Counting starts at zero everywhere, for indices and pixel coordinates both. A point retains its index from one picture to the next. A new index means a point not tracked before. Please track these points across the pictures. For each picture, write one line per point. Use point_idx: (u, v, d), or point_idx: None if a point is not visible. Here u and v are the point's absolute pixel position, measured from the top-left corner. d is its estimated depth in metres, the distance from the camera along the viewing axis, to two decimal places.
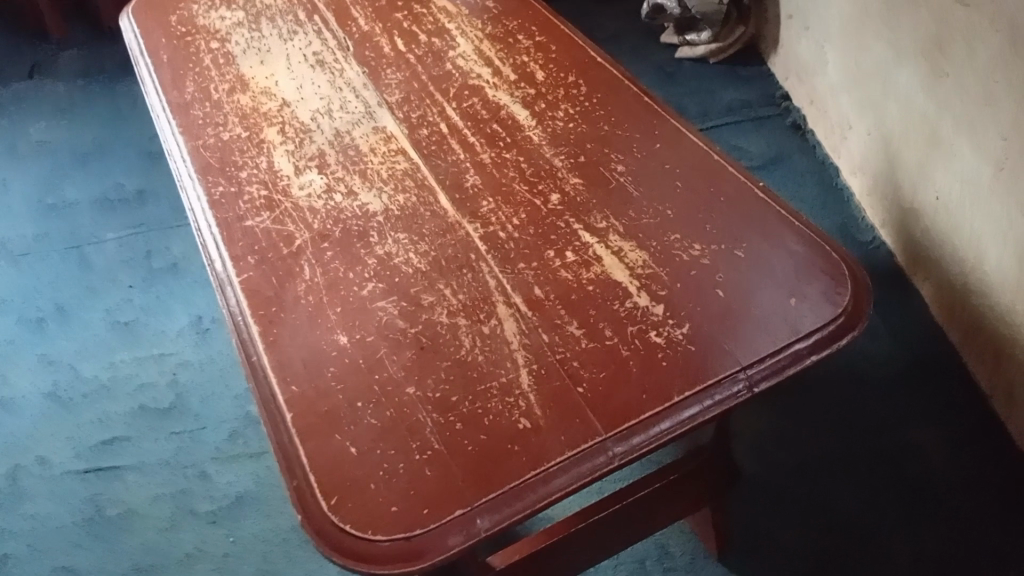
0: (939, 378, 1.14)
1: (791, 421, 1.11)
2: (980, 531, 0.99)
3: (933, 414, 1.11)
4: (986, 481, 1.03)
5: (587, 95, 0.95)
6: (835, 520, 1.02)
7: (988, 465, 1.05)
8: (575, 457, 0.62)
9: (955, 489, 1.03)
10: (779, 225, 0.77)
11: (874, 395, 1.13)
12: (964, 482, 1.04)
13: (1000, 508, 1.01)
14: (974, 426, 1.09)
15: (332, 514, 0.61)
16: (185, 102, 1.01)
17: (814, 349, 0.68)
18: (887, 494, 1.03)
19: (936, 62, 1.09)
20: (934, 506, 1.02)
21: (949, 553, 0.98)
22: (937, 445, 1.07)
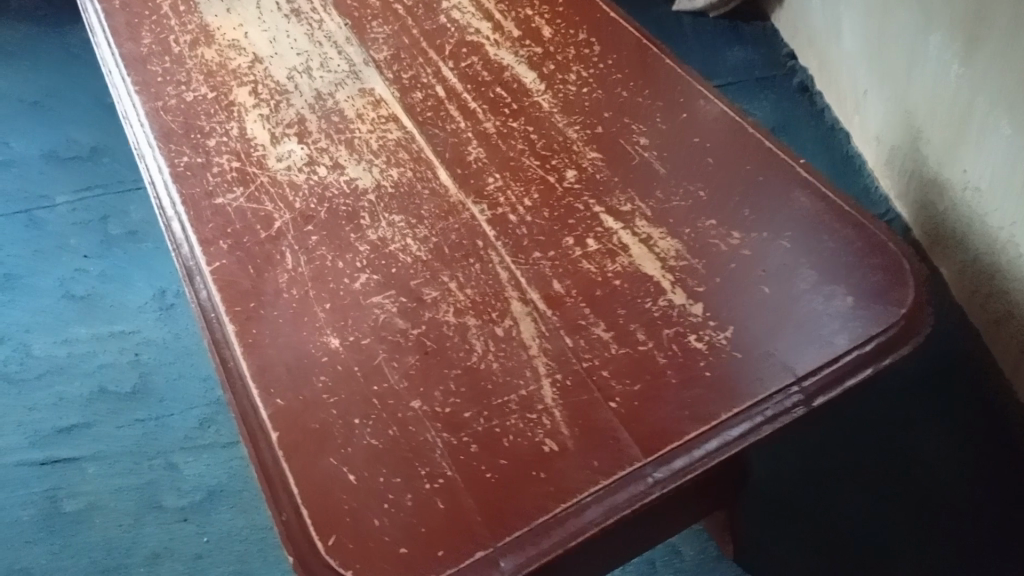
0: (949, 379, 1.06)
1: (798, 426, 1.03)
2: (999, 537, 0.92)
3: (943, 413, 1.03)
4: (1003, 483, 0.96)
5: (601, 56, 0.85)
6: (847, 529, 0.94)
7: (1005, 465, 0.98)
8: (610, 486, 0.54)
9: (971, 493, 0.96)
10: (826, 211, 0.68)
11: (884, 391, 1.05)
12: (980, 484, 0.97)
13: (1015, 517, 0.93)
14: (987, 423, 1.02)
15: (329, 557, 0.52)
16: (141, 55, 0.88)
17: (876, 356, 0.59)
18: (899, 501, 0.96)
19: (973, 32, 1.01)
20: (949, 512, 0.95)
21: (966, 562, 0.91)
22: (951, 446, 1.00)
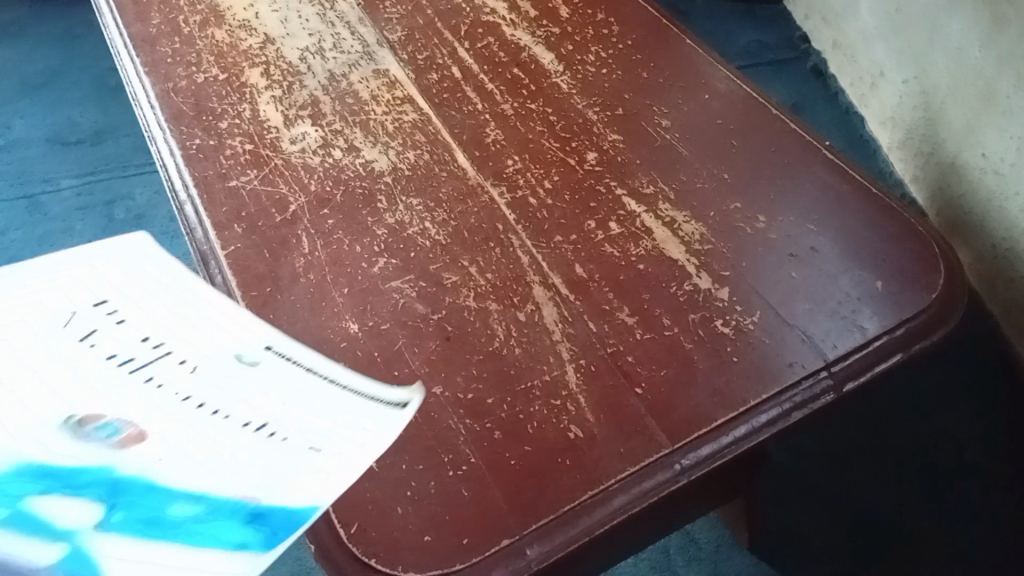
0: (969, 354, 1.04)
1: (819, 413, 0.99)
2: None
3: (968, 397, 1.00)
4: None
5: (621, 36, 0.83)
6: (864, 517, 0.91)
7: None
8: (637, 474, 0.53)
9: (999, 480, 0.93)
10: (854, 195, 0.67)
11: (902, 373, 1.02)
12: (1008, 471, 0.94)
13: None
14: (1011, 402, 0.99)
15: (351, 545, 0.50)
16: (150, 35, 0.87)
17: (908, 341, 0.58)
18: (918, 489, 0.93)
19: (997, 11, 0.99)
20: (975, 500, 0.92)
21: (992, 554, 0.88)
22: (978, 431, 0.97)
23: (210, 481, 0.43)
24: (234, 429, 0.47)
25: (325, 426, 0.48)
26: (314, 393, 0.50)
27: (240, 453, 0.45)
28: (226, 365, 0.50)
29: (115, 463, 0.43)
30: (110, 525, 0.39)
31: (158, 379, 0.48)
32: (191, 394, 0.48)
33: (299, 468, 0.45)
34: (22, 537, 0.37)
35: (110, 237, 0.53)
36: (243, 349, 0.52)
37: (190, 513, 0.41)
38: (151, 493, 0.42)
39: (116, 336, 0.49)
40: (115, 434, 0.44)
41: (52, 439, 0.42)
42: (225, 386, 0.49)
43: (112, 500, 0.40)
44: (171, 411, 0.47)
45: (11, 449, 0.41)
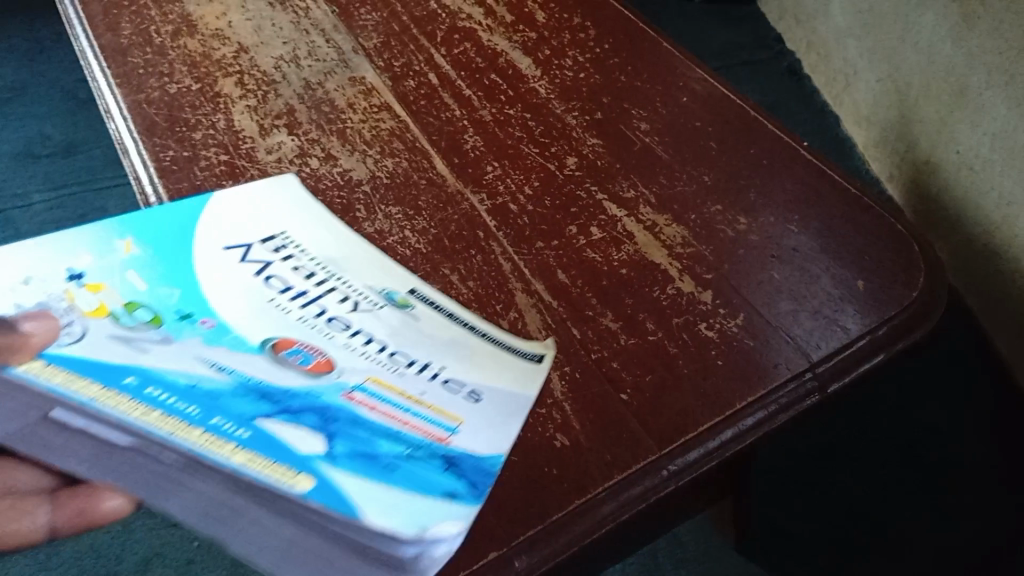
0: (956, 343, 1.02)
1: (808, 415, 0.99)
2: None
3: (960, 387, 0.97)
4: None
5: (597, 40, 0.83)
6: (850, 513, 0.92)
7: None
8: (625, 481, 0.52)
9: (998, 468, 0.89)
10: (833, 196, 0.68)
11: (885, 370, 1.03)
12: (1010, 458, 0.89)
13: None
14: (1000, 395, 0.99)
15: None
16: (121, 46, 0.85)
17: (890, 340, 0.58)
18: (909, 484, 0.91)
19: (967, 9, 1.00)
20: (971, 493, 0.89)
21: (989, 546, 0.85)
22: (970, 420, 0.94)
23: (395, 415, 0.53)
24: (397, 367, 0.56)
25: (472, 369, 0.57)
26: (457, 335, 0.59)
27: (407, 385, 0.55)
28: (380, 310, 0.60)
29: (318, 391, 0.53)
30: (335, 451, 0.49)
31: (334, 320, 0.59)
32: (360, 331, 0.58)
33: (459, 409, 0.54)
34: (271, 458, 0.48)
35: (262, 179, 0.70)
36: (396, 294, 0.61)
37: (391, 448, 0.50)
38: (355, 422, 0.51)
39: (293, 280, 0.61)
40: (309, 363, 0.55)
41: (262, 367, 0.54)
42: (385, 326, 0.59)
43: (330, 428, 0.50)
44: (344, 346, 0.57)
45: (239, 369, 0.53)
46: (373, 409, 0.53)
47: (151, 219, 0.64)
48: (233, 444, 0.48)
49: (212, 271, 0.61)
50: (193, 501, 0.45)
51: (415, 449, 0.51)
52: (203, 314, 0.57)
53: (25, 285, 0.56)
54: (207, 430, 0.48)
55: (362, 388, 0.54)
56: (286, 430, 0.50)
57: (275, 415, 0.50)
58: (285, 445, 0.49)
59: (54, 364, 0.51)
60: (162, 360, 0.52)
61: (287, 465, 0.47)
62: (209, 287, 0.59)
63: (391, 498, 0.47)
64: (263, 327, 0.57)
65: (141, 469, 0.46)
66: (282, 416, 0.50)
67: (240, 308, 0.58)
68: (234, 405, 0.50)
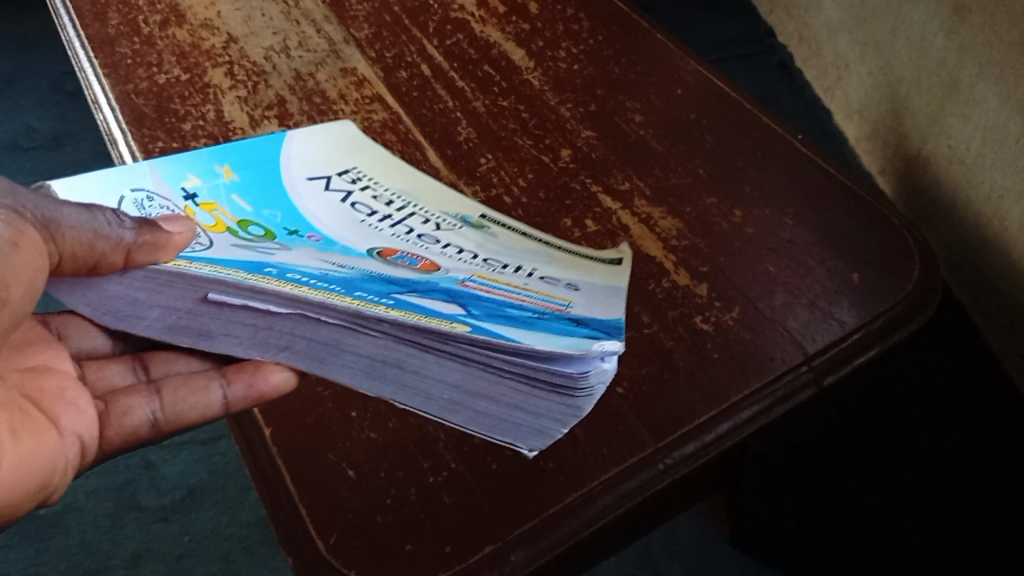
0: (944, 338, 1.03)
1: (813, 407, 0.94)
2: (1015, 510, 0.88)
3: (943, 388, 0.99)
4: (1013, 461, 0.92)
5: (591, 31, 0.83)
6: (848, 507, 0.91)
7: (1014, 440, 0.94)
8: (621, 474, 0.52)
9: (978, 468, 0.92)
10: (827, 190, 0.67)
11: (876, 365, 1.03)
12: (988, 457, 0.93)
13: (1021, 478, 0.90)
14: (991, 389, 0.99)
15: (331, 557, 0.49)
16: (109, 36, 0.84)
17: (885, 332, 0.58)
18: (898, 480, 0.92)
19: (959, 2, 1.00)
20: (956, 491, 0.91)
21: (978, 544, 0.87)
22: None
23: (516, 296, 0.51)
24: (497, 267, 0.56)
25: (567, 272, 0.57)
26: (542, 249, 0.60)
27: (517, 279, 0.54)
28: (461, 228, 0.61)
29: (432, 281, 0.52)
30: (474, 312, 0.47)
31: (425, 235, 0.59)
32: (451, 245, 0.58)
33: (572, 297, 0.53)
34: (422, 313, 0.45)
35: (315, 125, 0.69)
36: (470, 218, 0.63)
37: (522, 312, 0.49)
38: (479, 299, 0.50)
39: (375, 206, 0.61)
40: (418, 264, 0.54)
41: (377, 266, 0.52)
42: (471, 239, 0.60)
43: (462, 301, 0.49)
44: (445, 255, 0.56)
45: (357, 266, 0.52)
46: (492, 292, 0.51)
47: (238, 152, 0.61)
48: (384, 305, 0.45)
49: (300, 196, 0.60)
50: (357, 360, 0.45)
51: (545, 314, 0.49)
52: (307, 231, 0.56)
53: (149, 203, 0.54)
54: (355, 297, 0.45)
55: (474, 280, 0.53)
56: (422, 301, 0.48)
57: (406, 292, 0.48)
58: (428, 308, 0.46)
59: (194, 261, 0.47)
60: (286, 258, 0.50)
61: (439, 317, 0.45)
62: (309, 207, 0.59)
63: (545, 337, 0.45)
64: (367, 239, 0.56)
65: (301, 337, 0.45)
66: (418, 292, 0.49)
67: (340, 227, 0.57)
68: (365, 285, 0.48)
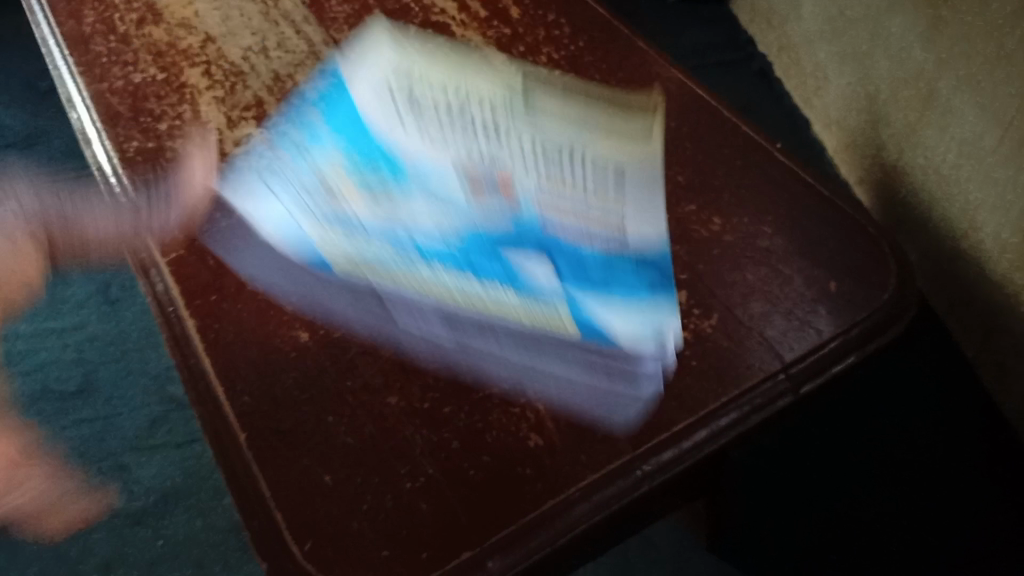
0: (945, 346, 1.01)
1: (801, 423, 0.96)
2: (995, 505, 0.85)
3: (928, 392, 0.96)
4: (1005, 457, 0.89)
5: (572, 37, 0.83)
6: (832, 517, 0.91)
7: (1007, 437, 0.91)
8: (599, 481, 0.52)
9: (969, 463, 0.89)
10: (807, 197, 0.68)
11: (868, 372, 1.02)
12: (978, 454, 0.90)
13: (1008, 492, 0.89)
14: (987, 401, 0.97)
15: (305, 564, 0.49)
16: (84, 34, 0.83)
17: (860, 343, 0.58)
18: (882, 487, 0.90)
19: (938, 14, 1.00)
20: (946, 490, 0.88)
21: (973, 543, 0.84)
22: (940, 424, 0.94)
23: (583, 230, 0.63)
24: (572, 181, 0.66)
25: (616, 157, 0.69)
26: (593, 124, 0.71)
27: (584, 198, 0.65)
28: (535, 126, 0.71)
29: (527, 242, 0.63)
30: (561, 272, 0.61)
31: (503, 145, 0.69)
32: (527, 155, 0.68)
33: (624, 206, 0.65)
34: (513, 311, 0.59)
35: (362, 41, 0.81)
36: (533, 108, 0.72)
37: (595, 265, 0.61)
38: (569, 255, 0.62)
39: (442, 109, 0.73)
40: (512, 222, 0.65)
41: (444, 204, 0.66)
42: (530, 126, 0.71)
43: (557, 272, 0.61)
44: (525, 172, 0.67)
45: (428, 215, 0.65)
46: (568, 234, 0.63)
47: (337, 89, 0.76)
48: (489, 301, 0.59)
49: (382, 122, 0.72)
50: (427, 314, 0.59)
51: (611, 267, 0.61)
52: (379, 164, 0.69)
53: None
54: (460, 286, 0.60)
55: (558, 227, 0.64)
56: (502, 259, 0.62)
57: (478, 258, 0.62)
58: (517, 288, 0.60)
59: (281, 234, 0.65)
60: (368, 220, 0.65)
61: (530, 309, 0.59)
62: (404, 138, 0.71)
63: (622, 322, 0.58)
64: (453, 183, 0.67)
65: (378, 318, 0.59)
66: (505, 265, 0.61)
67: (429, 164, 0.69)
68: (455, 249, 0.63)
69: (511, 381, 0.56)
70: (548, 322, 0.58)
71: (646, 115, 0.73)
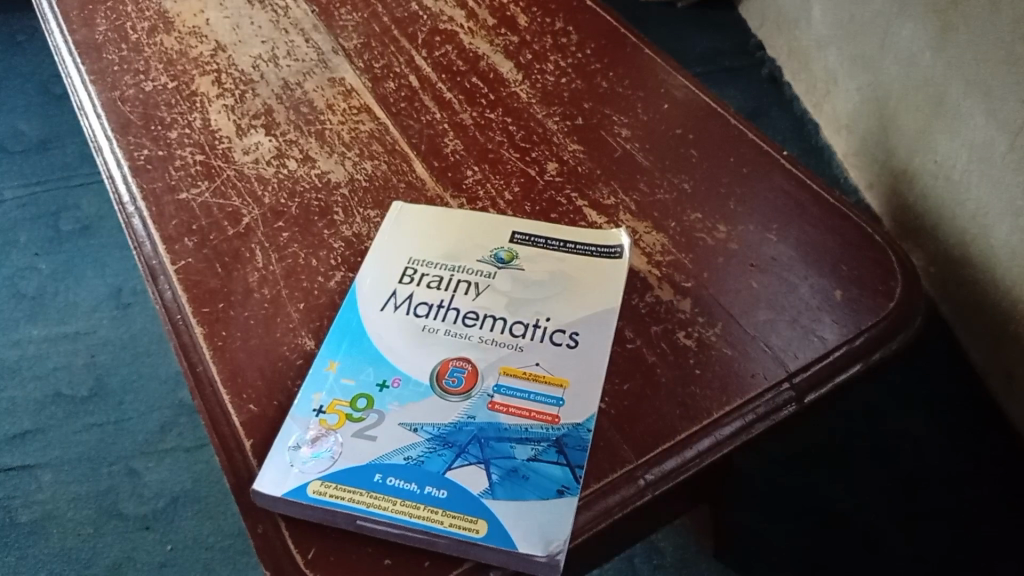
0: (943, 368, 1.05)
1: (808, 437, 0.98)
2: None
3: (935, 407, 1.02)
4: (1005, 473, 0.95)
5: (579, 44, 0.83)
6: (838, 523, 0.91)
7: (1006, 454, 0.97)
8: (603, 489, 0.52)
9: (973, 480, 0.95)
10: (812, 205, 0.68)
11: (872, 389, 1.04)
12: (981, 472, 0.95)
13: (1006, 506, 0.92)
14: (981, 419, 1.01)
15: (308, 571, 0.48)
16: (96, 43, 0.84)
17: (866, 352, 0.58)
18: (888, 495, 0.93)
19: (947, 19, 1.00)
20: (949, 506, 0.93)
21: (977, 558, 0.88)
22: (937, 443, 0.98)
23: (528, 409, 0.54)
24: (516, 334, 0.58)
25: (573, 309, 0.60)
26: (556, 261, 0.63)
27: (528, 357, 0.57)
28: (494, 273, 0.62)
29: (467, 411, 0.54)
30: (488, 425, 0.53)
31: (459, 283, 0.62)
32: (477, 312, 0.60)
33: (567, 370, 0.56)
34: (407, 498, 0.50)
35: None
36: (502, 251, 0.64)
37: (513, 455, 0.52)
38: (502, 433, 0.53)
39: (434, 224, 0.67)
40: (460, 381, 0.56)
41: (391, 334, 0.59)
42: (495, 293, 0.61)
43: (484, 453, 0.52)
44: (472, 340, 0.58)
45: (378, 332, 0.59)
46: (510, 410, 0.54)
47: None
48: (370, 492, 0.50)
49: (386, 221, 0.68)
50: (328, 454, 0.52)
51: (540, 445, 0.52)
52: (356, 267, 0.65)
53: None
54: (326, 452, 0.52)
55: (499, 387, 0.55)
56: (426, 407, 0.54)
57: (397, 403, 0.55)
58: (431, 486, 0.50)
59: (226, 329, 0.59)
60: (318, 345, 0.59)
61: (428, 505, 0.49)
62: (364, 271, 0.63)
63: (527, 514, 0.49)
64: (405, 325, 0.59)
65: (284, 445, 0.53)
66: (431, 457, 0.52)
67: (378, 291, 0.62)
68: (384, 399, 0.55)
69: (397, 531, 0.49)
70: (450, 518, 0.49)
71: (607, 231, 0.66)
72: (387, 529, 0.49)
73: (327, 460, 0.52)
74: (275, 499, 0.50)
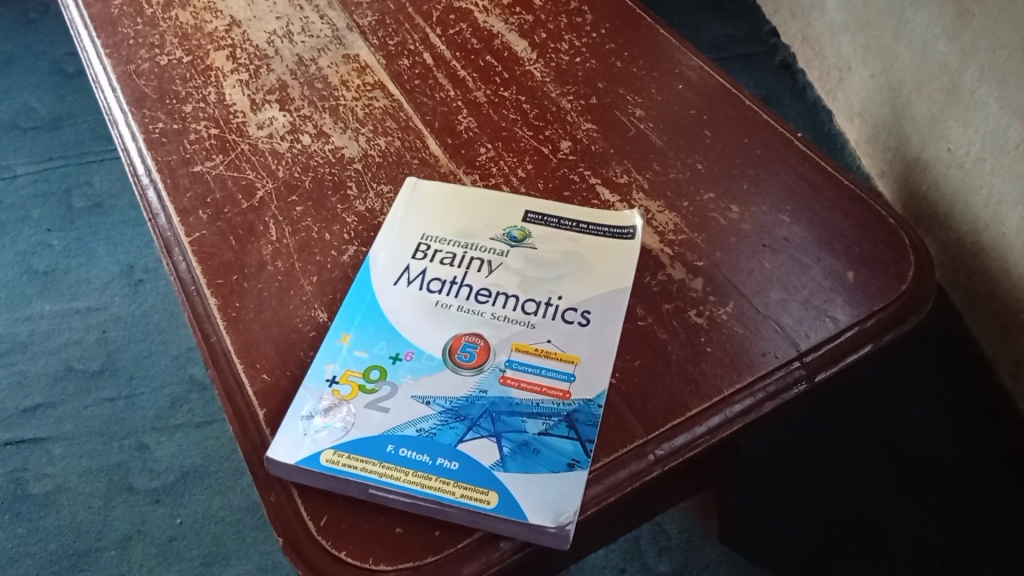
0: (953, 357, 1.06)
1: (817, 424, 1.00)
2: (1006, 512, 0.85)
3: (954, 402, 1.02)
4: (1010, 473, 0.96)
5: (594, 25, 0.83)
6: (845, 514, 0.93)
7: (1013, 451, 0.98)
8: (612, 464, 0.52)
9: (974, 473, 0.96)
10: (826, 188, 0.67)
11: (882, 372, 1.05)
12: (985, 464, 0.97)
13: (1007, 497, 0.94)
14: (983, 410, 1.01)
15: (321, 539, 0.49)
16: (112, 16, 0.85)
17: (878, 333, 0.58)
18: (898, 488, 0.95)
19: (962, 7, 1.00)
20: (955, 493, 0.95)
21: (981, 549, 0.90)
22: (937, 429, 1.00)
23: (539, 384, 0.54)
24: (528, 312, 0.59)
25: (585, 287, 0.60)
26: (568, 240, 0.63)
27: (540, 334, 0.57)
28: (507, 252, 0.63)
29: (479, 386, 0.54)
30: (497, 401, 0.54)
31: (472, 260, 0.62)
32: (490, 289, 0.60)
33: (579, 347, 0.57)
34: (417, 472, 0.50)
35: None
36: (515, 230, 0.64)
37: (523, 430, 0.52)
38: (513, 407, 0.53)
39: (445, 197, 0.67)
40: (473, 356, 0.56)
41: (403, 310, 0.59)
42: (507, 272, 0.61)
43: (496, 427, 0.52)
44: (485, 316, 0.59)
45: (392, 306, 0.59)
46: (521, 385, 0.54)
47: None
48: (381, 463, 0.50)
49: (402, 196, 0.67)
50: (337, 427, 0.52)
51: (551, 420, 0.53)
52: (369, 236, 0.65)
53: None
54: (336, 425, 0.52)
55: (511, 363, 0.56)
56: (438, 381, 0.55)
57: (407, 378, 0.55)
58: (443, 458, 0.51)
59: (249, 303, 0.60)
60: (331, 315, 0.60)
61: (439, 476, 0.50)
62: (378, 246, 0.64)
63: (538, 486, 0.49)
64: (418, 300, 0.59)
65: (292, 416, 0.53)
66: (443, 430, 0.52)
67: (392, 265, 0.62)
68: (397, 371, 0.55)
69: (405, 501, 0.49)
70: (461, 489, 0.49)
71: (621, 213, 0.66)
72: (399, 499, 0.49)
73: (339, 430, 0.52)
74: (289, 468, 0.51)
